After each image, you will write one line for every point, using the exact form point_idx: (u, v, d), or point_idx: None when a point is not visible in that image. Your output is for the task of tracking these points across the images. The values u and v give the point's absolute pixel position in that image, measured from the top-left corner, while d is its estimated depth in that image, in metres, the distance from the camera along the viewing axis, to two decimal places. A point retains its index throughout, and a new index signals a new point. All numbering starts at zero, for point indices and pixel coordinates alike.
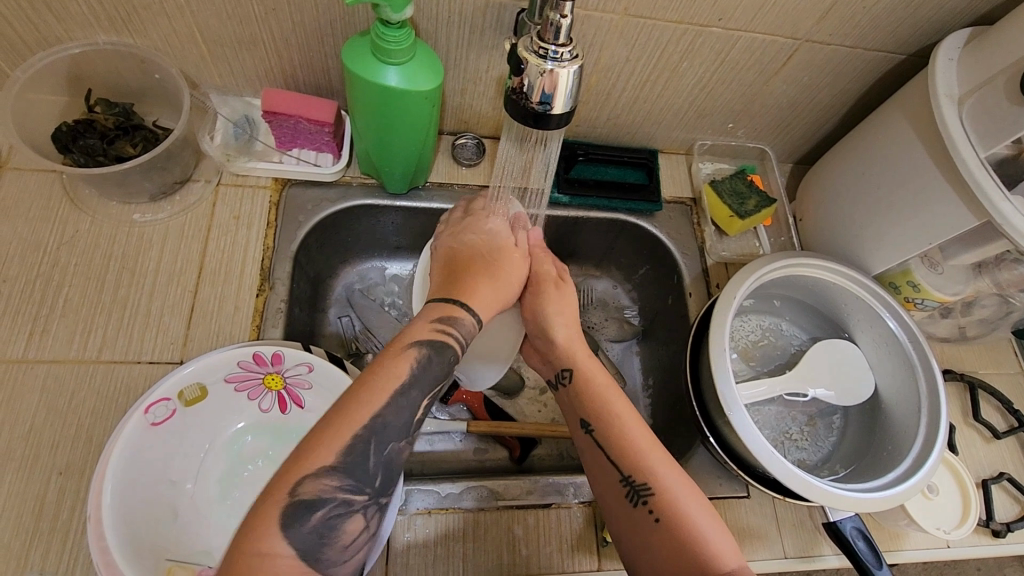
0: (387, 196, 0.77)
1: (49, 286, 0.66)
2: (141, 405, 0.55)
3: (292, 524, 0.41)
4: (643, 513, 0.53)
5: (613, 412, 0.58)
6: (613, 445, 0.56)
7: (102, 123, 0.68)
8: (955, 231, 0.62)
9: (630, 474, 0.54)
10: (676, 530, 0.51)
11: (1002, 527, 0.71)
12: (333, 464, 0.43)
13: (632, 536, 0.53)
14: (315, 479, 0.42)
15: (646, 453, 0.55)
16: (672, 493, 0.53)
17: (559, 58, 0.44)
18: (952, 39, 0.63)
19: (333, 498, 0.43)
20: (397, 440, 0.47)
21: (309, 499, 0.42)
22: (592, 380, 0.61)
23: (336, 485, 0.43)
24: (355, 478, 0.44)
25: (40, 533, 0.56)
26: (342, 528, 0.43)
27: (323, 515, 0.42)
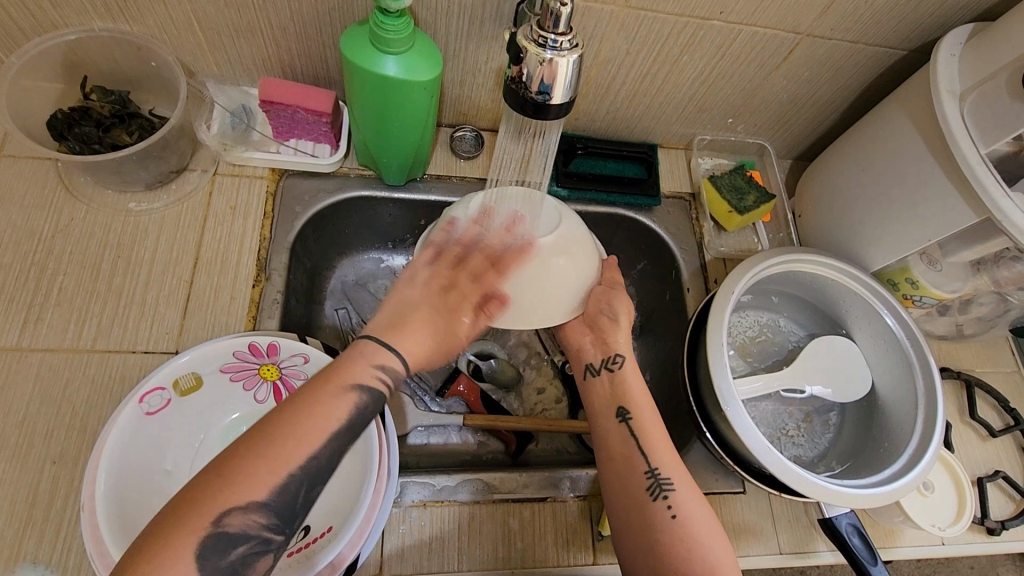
0: (384, 187, 0.77)
1: (43, 275, 0.65)
2: (136, 394, 0.55)
3: (208, 556, 0.39)
4: (661, 508, 0.55)
5: (645, 412, 0.61)
6: (644, 441, 0.59)
7: (97, 110, 0.68)
8: (955, 226, 0.62)
9: (655, 468, 0.57)
10: (688, 530, 0.54)
11: (996, 525, 0.71)
12: (263, 499, 0.41)
13: (639, 527, 0.55)
14: (244, 512, 0.40)
15: (670, 455, 0.58)
16: (688, 496, 0.56)
17: (558, 47, 0.44)
18: (954, 35, 0.63)
19: (254, 535, 0.41)
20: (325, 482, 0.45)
21: (232, 533, 0.40)
22: (631, 377, 0.64)
23: (261, 522, 0.41)
24: (281, 518, 0.42)
25: (33, 522, 0.56)
26: (251, 567, 0.41)
27: (240, 553, 0.40)
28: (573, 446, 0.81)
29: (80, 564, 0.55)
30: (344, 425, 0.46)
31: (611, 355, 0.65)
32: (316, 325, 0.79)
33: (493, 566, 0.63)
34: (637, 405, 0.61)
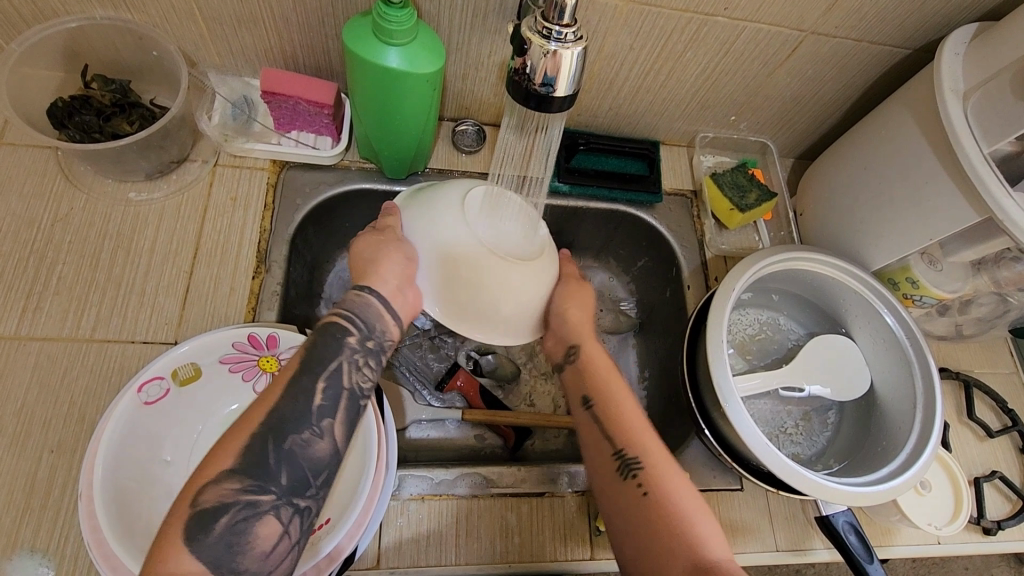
0: (386, 180, 0.77)
1: (42, 264, 0.65)
2: (134, 383, 0.55)
3: (196, 537, 0.40)
4: (631, 486, 0.54)
5: (611, 395, 0.60)
6: (610, 424, 0.58)
7: (98, 99, 0.67)
8: (957, 226, 0.61)
9: (620, 448, 0.56)
10: (663, 505, 0.52)
11: (993, 524, 0.71)
12: (231, 466, 0.42)
13: (618, 507, 0.54)
14: (215, 485, 0.41)
15: (640, 433, 0.57)
16: (661, 469, 0.54)
17: (563, 38, 0.44)
18: (959, 34, 0.62)
19: (234, 502, 0.41)
20: (301, 431, 0.45)
21: (210, 507, 0.41)
22: (595, 364, 0.63)
23: (237, 487, 0.42)
24: (257, 478, 0.42)
25: (31, 510, 0.56)
26: (252, 534, 0.41)
27: (228, 520, 0.41)
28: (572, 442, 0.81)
29: (77, 553, 0.55)
30: (300, 371, 0.47)
31: (567, 348, 0.63)
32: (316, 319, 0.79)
33: (491, 560, 0.63)
34: (600, 389, 0.60)
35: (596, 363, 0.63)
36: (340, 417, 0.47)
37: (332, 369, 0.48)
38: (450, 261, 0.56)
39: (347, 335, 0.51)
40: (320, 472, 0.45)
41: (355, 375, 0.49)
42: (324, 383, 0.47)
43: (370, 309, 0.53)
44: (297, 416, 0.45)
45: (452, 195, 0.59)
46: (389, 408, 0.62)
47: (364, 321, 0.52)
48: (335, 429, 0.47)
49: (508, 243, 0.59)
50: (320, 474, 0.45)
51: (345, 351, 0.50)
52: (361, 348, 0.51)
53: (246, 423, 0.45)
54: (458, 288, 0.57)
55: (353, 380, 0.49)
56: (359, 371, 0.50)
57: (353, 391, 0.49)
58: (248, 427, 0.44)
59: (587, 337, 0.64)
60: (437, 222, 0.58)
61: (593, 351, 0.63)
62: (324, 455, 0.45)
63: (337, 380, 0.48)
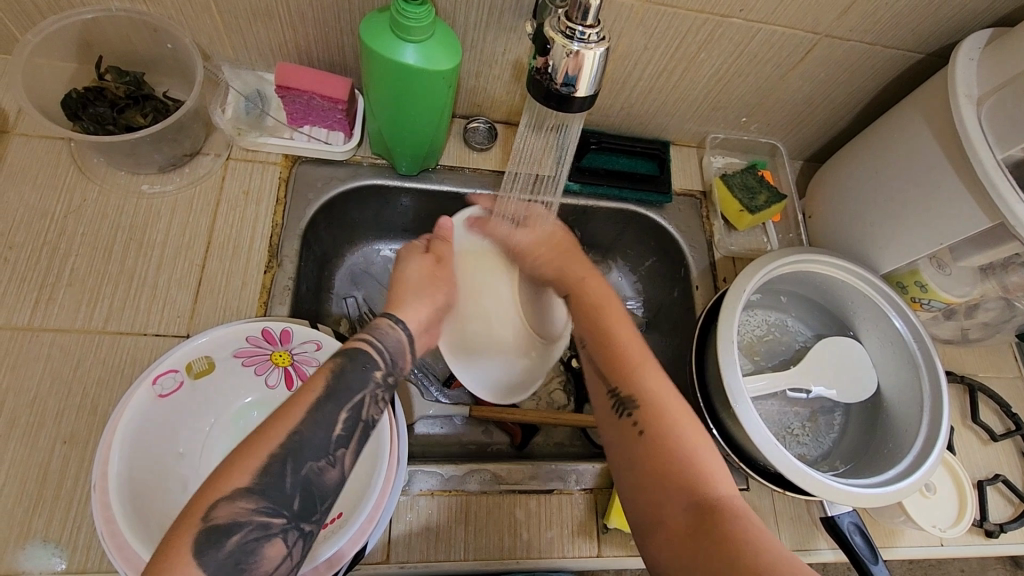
0: (397, 176, 0.77)
1: (55, 255, 0.65)
2: (150, 375, 0.55)
3: (205, 552, 0.40)
4: (628, 426, 0.53)
5: (613, 336, 0.58)
6: (608, 365, 0.56)
7: (112, 91, 0.67)
8: (966, 231, 0.62)
9: (616, 389, 0.55)
10: (661, 444, 0.51)
11: (995, 527, 0.72)
12: (247, 485, 0.42)
13: (617, 446, 0.53)
14: (229, 502, 0.41)
15: (642, 371, 0.55)
16: (661, 405, 0.53)
17: (585, 39, 0.44)
18: (973, 39, 0.63)
19: (246, 521, 0.41)
20: (317, 458, 0.45)
21: (223, 525, 0.41)
22: (609, 313, 0.61)
23: (252, 507, 0.41)
24: (272, 500, 0.42)
25: (44, 501, 0.56)
26: (258, 554, 0.41)
27: (239, 539, 0.41)
28: (577, 440, 0.81)
29: (90, 543, 0.55)
30: (323, 397, 0.47)
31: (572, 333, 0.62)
32: (323, 313, 0.79)
33: (499, 556, 0.63)
34: (599, 330, 0.60)
35: (602, 308, 0.61)
36: (353, 446, 0.47)
37: (356, 400, 0.48)
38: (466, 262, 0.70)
39: (373, 367, 0.50)
40: (328, 499, 0.45)
41: (372, 408, 0.49)
42: (346, 415, 0.47)
43: (395, 340, 0.53)
44: (315, 442, 0.45)
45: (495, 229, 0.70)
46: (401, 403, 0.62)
47: (390, 354, 0.52)
48: (346, 458, 0.46)
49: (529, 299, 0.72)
50: (326, 501, 0.45)
51: (368, 384, 0.49)
52: (383, 383, 0.51)
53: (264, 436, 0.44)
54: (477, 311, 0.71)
55: (371, 413, 0.49)
56: (377, 405, 0.50)
57: (368, 422, 0.48)
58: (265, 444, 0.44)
59: (586, 288, 0.64)
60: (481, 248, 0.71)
61: (595, 295, 0.63)
62: (333, 484, 0.45)
63: (356, 411, 0.48)
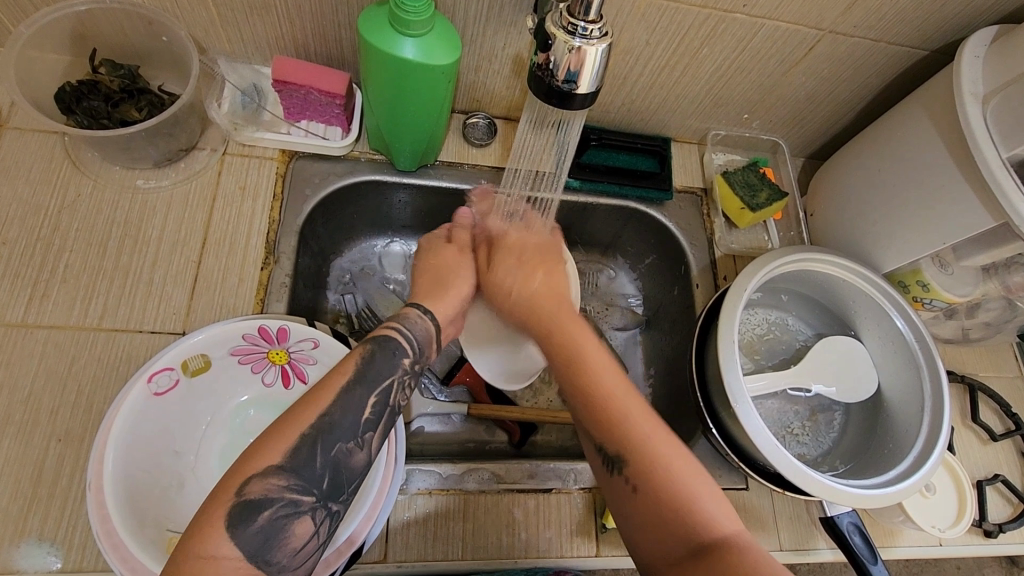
0: (396, 172, 0.76)
1: (50, 251, 0.64)
2: (145, 372, 0.54)
3: (237, 525, 0.39)
4: (621, 485, 0.50)
5: (590, 379, 0.55)
6: (589, 418, 0.53)
7: (107, 84, 0.66)
8: (971, 231, 0.62)
9: (603, 445, 0.52)
10: (658, 500, 0.48)
11: (994, 527, 0.72)
12: (280, 463, 0.42)
13: (615, 502, 0.51)
14: (262, 478, 0.41)
15: (627, 419, 0.52)
16: (649, 458, 0.50)
17: (587, 35, 0.43)
18: (978, 36, 0.62)
19: (279, 498, 0.41)
20: (347, 440, 0.44)
21: (255, 500, 0.40)
22: (581, 347, 0.57)
23: (284, 485, 0.41)
24: (302, 478, 0.42)
25: (38, 499, 0.55)
26: (288, 531, 0.41)
27: (269, 515, 0.40)
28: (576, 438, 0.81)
29: (85, 543, 0.55)
30: (354, 380, 0.46)
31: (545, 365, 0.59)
32: (320, 310, 0.78)
33: (497, 555, 0.63)
34: (575, 374, 0.55)
35: (574, 345, 0.57)
36: (381, 430, 0.47)
37: (386, 385, 0.48)
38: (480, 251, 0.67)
39: (402, 355, 0.50)
40: (355, 480, 0.44)
41: (399, 394, 0.49)
42: (375, 399, 0.47)
43: (421, 329, 0.54)
44: (345, 425, 0.44)
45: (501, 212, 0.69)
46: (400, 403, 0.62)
47: (417, 343, 0.52)
48: (373, 441, 0.46)
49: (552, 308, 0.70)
50: (354, 483, 0.44)
51: (397, 370, 0.49)
52: (411, 370, 0.51)
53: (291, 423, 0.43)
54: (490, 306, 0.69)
55: (397, 400, 0.48)
56: (405, 391, 0.49)
57: (395, 408, 0.48)
58: (296, 426, 0.43)
59: (555, 318, 0.60)
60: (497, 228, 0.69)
61: (566, 322, 0.59)
62: (360, 466, 0.45)
63: (385, 395, 0.47)
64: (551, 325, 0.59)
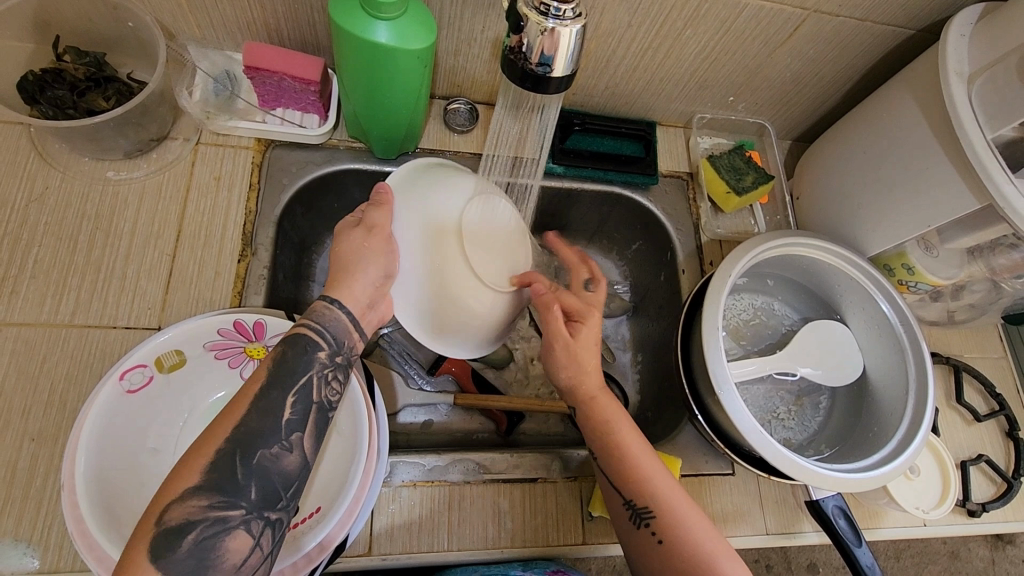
0: (375, 161, 0.75)
1: (17, 246, 0.62)
2: (116, 371, 0.53)
3: (164, 555, 0.38)
4: (647, 536, 0.54)
5: (615, 437, 0.57)
6: (616, 472, 0.56)
7: (71, 73, 0.64)
8: (954, 214, 0.61)
9: (630, 498, 0.55)
10: (679, 552, 0.52)
11: (977, 507, 0.73)
12: (196, 483, 0.40)
13: (639, 555, 0.54)
14: (181, 503, 0.40)
15: (652, 477, 0.55)
16: (674, 518, 0.53)
17: (561, 15, 0.41)
18: (964, 15, 0.61)
19: (202, 518, 0.40)
20: (271, 445, 0.44)
21: (177, 525, 0.39)
22: (606, 407, 0.58)
23: (205, 503, 0.40)
24: (226, 494, 0.41)
25: (13, 500, 0.54)
26: (221, 549, 0.40)
27: (196, 536, 0.39)
28: (563, 427, 0.80)
29: (62, 543, 0.54)
30: (270, 384, 0.46)
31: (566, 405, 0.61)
32: (303, 302, 0.77)
33: (483, 545, 0.63)
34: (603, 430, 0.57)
35: (605, 407, 0.58)
36: (310, 430, 0.46)
37: (303, 383, 0.47)
38: (434, 235, 0.57)
39: (317, 350, 0.49)
40: (292, 485, 0.44)
41: (323, 390, 0.48)
42: (294, 400, 0.46)
43: (339, 323, 0.51)
44: (268, 430, 0.44)
45: (452, 194, 0.58)
46: (381, 396, 0.61)
47: (333, 335, 0.50)
48: (304, 442, 0.45)
49: (503, 270, 0.58)
50: (291, 486, 0.44)
51: (314, 366, 0.48)
52: (332, 364, 0.50)
53: (212, 433, 0.43)
54: (423, 282, 0.58)
55: (323, 395, 0.48)
56: (329, 385, 0.49)
57: (322, 405, 0.48)
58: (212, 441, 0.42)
59: (587, 379, 0.58)
60: (436, 203, 0.57)
61: (594, 378, 0.58)
62: (295, 469, 0.44)
63: (306, 395, 0.47)
64: (583, 386, 0.58)
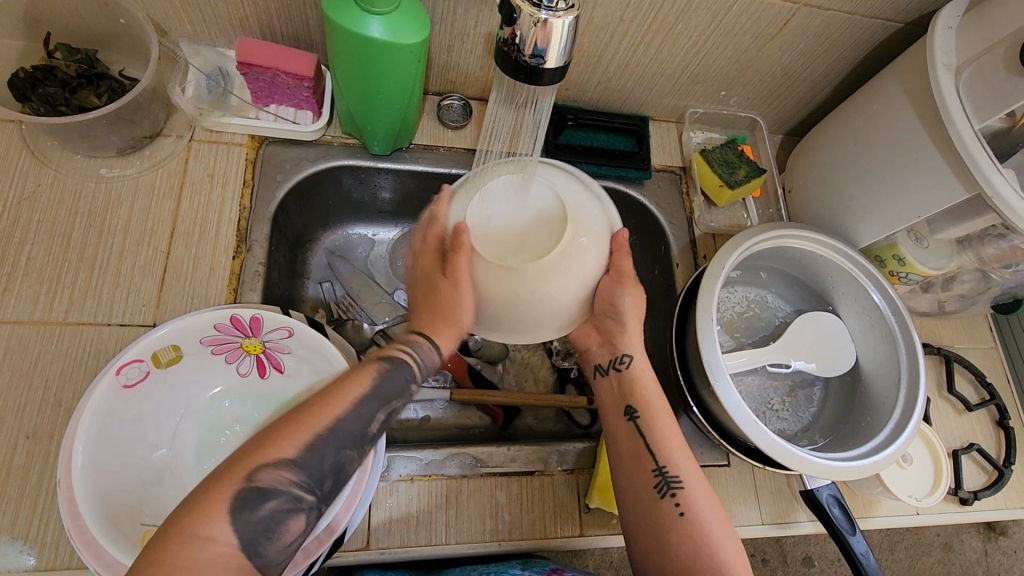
0: (369, 157, 0.75)
1: (9, 244, 0.62)
2: (113, 366, 0.53)
3: (240, 511, 0.39)
4: (668, 506, 0.55)
5: (658, 410, 0.60)
6: (654, 437, 0.58)
7: (62, 70, 0.63)
8: (944, 204, 0.61)
9: (663, 465, 0.56)
10: (698, 529, 0.53)
11: (969, 495, 0.74)
12: (292, 456, 0.42)
13: (648, 521, 0.55)
14: (274, 468, 0.41)
15: (687, 456, 0.57)
16: (700, 497, 0.55)
17: (553, 7, 0.42)
18: (952, 7, 0.62)
19: (284, 492, 0.41)
20: (354, 446, 0.45)
21: (264, 488, 0.40)
22: (638, 380, 0.61)
23: (292, 478, 0.41)
24: (310, 477, 0.42)
25: (8, 498, 0.54)
26: (286, 526, 0.41)
27: (274, 506, 0.40)
28: (559, 421, 0.81)
29: (58, 540, 0.53)
30: (368, 392, 0.47)
31: (617, 355, 0.63)
32: (298, 299, 0.78)
33: (481, 539, 0.63)
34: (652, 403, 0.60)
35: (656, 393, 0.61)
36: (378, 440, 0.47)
37: (394, 404, 0.49)
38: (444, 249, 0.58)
39: (412, 376, 0.52)
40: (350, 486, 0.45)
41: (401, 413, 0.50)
42: (383, 414, 0.47)
43: (429, 357, 0.55)
44: (355, 430, 0.45)
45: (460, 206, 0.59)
46: None
47: (424, 368, 0.54)
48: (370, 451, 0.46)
49: (510, 254, 0.54)
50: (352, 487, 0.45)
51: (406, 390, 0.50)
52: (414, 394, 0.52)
53: (312, 415, 0.44)
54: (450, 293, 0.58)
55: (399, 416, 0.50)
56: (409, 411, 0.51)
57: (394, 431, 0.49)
58: (312, 422, 0.43)
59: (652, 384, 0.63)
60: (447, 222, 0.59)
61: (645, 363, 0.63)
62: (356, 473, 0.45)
63: (392, 413, 0.48)
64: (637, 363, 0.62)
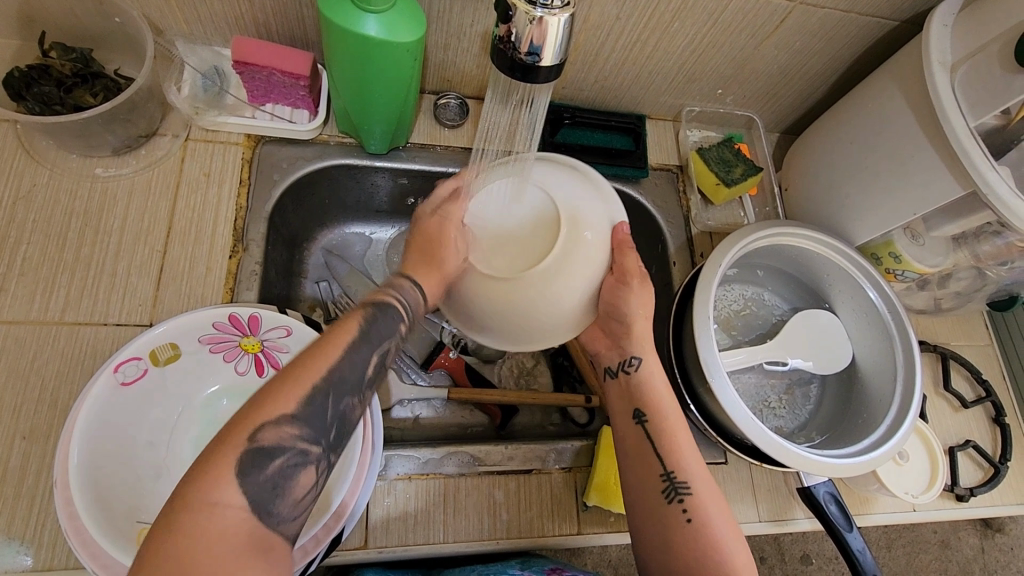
0: (366, 156, 0.75)
1: (5, 243, 0.62)
2: (111, 363, 0.53)
3: (248, 472, 0.38)
4: (676, 512, 0.54)
5: (666, 415, 0.59)
6: (662, 442, 0.58)
7: (57, 69, 0.63)
8: (941, 201, 0.62)
9: (670, 470, 0.56)
10: (705, 534, 0.53)
11: (966, 491, 0.74)
12: (293, 412, 0.40)
13: (656, 526, 0.55)
14: (276, 425, 0.39)
15: (693, 459, 0.57)
16: (707, 502, 0.55)
17: (549, 5, 0.42)
18: (947, 5, 0.62)
19: (290, 447, 0.39)
20: (353, 395, 0.44)
21: (269, 446, 0.39)
22: (647, 384, 0.61)
23: (296, 434, 0.40)
24: (314, 428, 0.41)
25: (4, 499, 0.54)
26: (294, 480, 0.40)
27: (281, 463, 0.39)
28: (557, 419, 0.81)
29: (55, 540, 0.53)
30: (358, 338, 0.46)
31: (627, 358, 0.63)
32: (295, 299, 0.78)
33: (480, 537, 0.63)
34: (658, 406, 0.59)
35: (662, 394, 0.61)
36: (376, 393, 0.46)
37: (386, 347, 0.47)
38: None
39: (399, 320, 0.50)
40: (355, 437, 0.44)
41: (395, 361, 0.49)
42: (377, 359, 0.46)
43: (413, 296, 0.53)
44: (354, 376, 0.44)
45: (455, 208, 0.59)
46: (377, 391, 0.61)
47: (410, 308, 0.52)
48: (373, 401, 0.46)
49: (505, 260, 0.55)
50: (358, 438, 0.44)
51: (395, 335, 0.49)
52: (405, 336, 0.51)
53: (307, 365, 0.43)
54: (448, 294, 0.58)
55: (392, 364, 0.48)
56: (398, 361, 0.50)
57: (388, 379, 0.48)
58: (305, 378, 0.42)
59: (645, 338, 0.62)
60: None
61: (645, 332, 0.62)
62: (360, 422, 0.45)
63: (385, 357, 0.47)
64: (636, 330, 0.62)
